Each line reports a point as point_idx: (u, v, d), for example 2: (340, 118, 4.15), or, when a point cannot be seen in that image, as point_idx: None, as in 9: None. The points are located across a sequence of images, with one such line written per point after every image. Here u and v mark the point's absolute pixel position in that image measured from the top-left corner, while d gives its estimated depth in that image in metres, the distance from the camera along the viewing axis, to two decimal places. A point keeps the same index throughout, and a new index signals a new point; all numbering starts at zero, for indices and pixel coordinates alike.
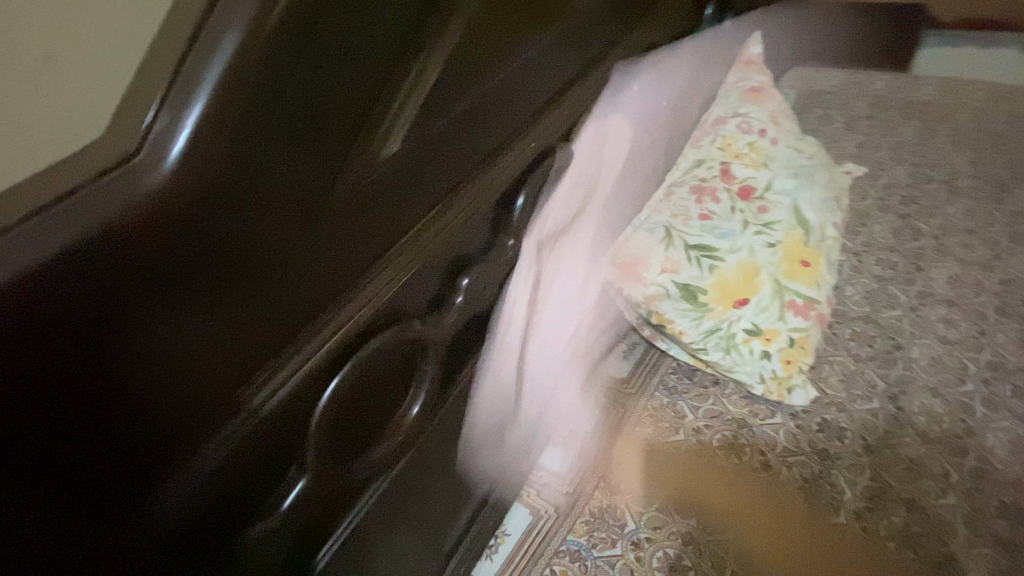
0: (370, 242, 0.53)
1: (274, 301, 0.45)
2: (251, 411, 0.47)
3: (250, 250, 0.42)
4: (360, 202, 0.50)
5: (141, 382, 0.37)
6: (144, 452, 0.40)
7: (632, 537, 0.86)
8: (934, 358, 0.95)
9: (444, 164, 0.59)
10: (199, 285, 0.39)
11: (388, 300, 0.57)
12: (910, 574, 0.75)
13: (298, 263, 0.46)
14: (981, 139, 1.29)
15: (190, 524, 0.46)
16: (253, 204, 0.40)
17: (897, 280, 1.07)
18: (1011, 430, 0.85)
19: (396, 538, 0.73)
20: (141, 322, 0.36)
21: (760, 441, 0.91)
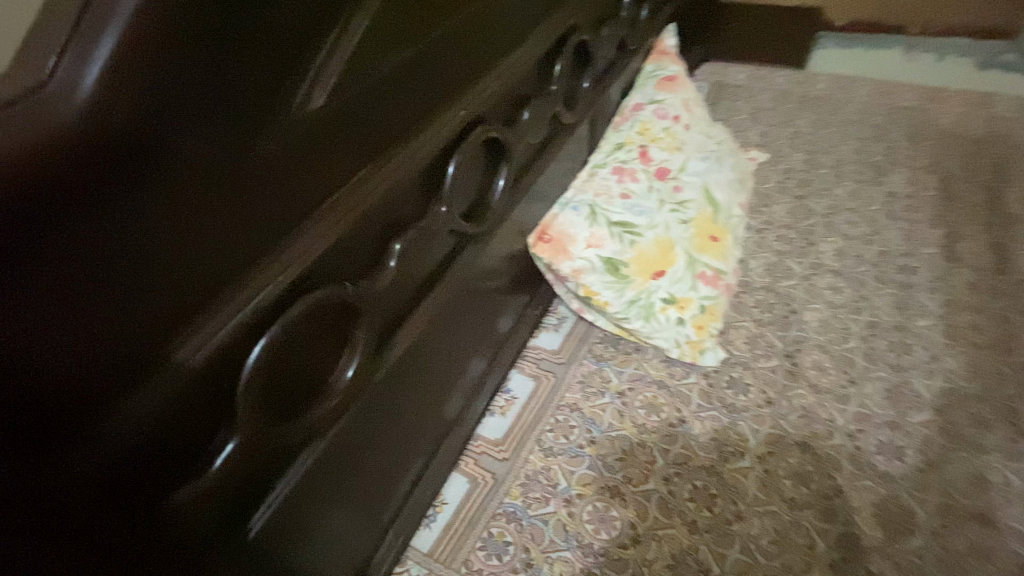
0: (303, 196, 0.52)
1: (201, 249, 0.44)
2: (180, 364, 0.45)
3: (152, 206, 0.39)
4: (281, 162, 0.49)
5: (52, 327, 0.36)
6: (30, 425, 0.36)
7: (564, 495, 0.89)
8: (823, 320, 1.07)
9: (374, 123, 0.58)
10: (94, 240, 0.36)
11: (323, 258, 0.55)
12: (804, 505, 0.85)
13: (225, 212, 0.45)
14: (864, 130, 1.45)
15: (93, 512, 0.42)
16: (156, 154, 0.38)
17: (793, 254, 1.19)
18: (885, 379, 0.98)
19: (332, 507, 0.71)
20: (50, 263, 0.34)
21: (676, 400, 0.99)
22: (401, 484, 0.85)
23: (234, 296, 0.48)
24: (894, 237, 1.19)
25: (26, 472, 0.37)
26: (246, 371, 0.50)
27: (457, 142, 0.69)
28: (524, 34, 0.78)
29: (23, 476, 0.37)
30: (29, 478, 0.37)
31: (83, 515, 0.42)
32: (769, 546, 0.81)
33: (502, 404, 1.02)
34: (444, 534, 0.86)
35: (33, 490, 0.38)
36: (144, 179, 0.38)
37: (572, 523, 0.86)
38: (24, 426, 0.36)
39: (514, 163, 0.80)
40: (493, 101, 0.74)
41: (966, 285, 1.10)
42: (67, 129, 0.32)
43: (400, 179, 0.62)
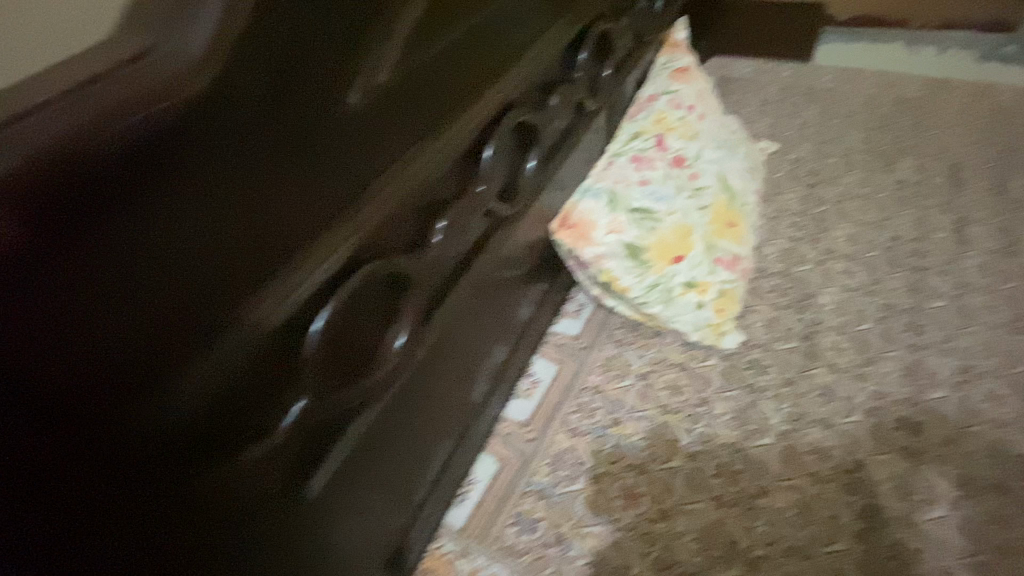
0: (363, 168, 0.53)
1: (274, 213, 0.45)
2: (259, 327, 0.45)
3: (228, 172, 0.40)
4: (333, 142, 0.49)
5: (138, 282, 0.37)
6: (117, 377, 0.38)
7: (591, 473, 0.91)
8: (838, 303, 1.09)
9: (423, 100, 0.59)
10: (160, 211, 0.37)
11: (377, 229, 0.56)
12: (827, 479, 0.87)
13: (296, 179, 0.46)
14: (871, 120, 1.47)
15: (166, 473, 0.43)
16: (220, 126, 0.38)
17: (807, 240, 1.21)
18: (902, 358, 1.00)
19: (370, 485, 0.70)
20: (139, 219, 0.35)
21: (698, 381, 1.01)
22: (433, 464, 0.86)
23: (306, 263, 0.48)
24: (905, 223, 1.22)
25: (81, 443, 0.37)
26: (309, 338, 0.50)
27: (493, 123, 0.71)
28: (553, 20, 0.80)
29: (78, 449, 0.37)
30: (83, 449, 0.37)
31: (162, 470, 0.43)
32: (794, 518, 0.83)
33: (526, 388, 1.04)
34: (475, 511, 0.88)
35: (87, 463, 0.38)
36: (207, 150, 0.38)
37: (600, 500, 0.88)
38: (73, 401, 0.36)
39: (543, 146, 0.81)
40: (526, 85, 0.76)
41: (977, 268, 1.12)
42: (156, 92, 0.33)
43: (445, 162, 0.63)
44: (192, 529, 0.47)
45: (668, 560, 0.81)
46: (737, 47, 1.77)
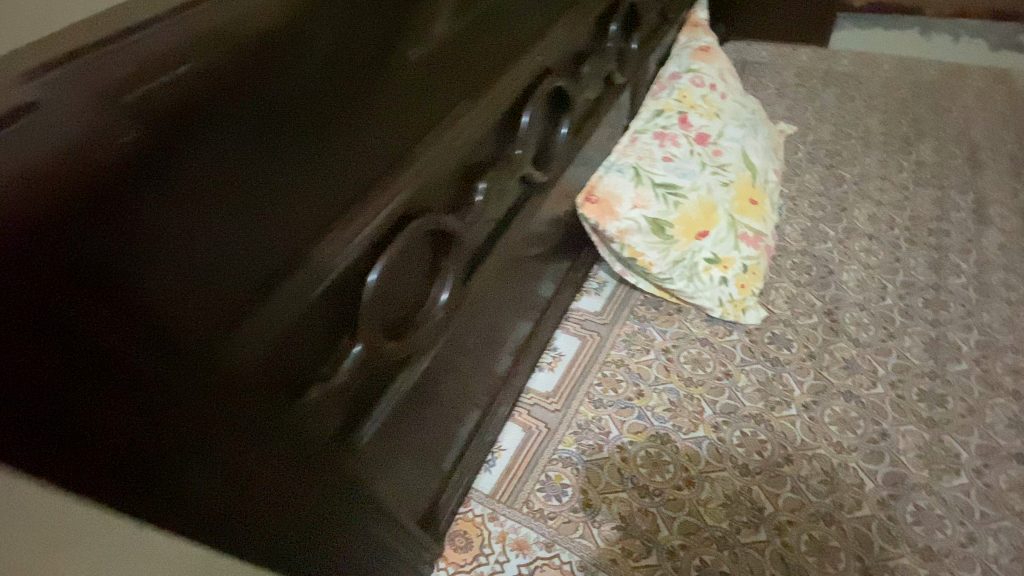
0: (418, 119, 0.53)
1: (338, 153, 0.45)
2: (327, 269, 0.45)
3: (297, 106, 0.40)
4: (390, 91, 0.49)
5: (224, 214, 0.36)
6: (209, 312, 0.37)
7: (617, 442, 0.92)
8: (859, 280, 1.10)
9: (472, 59, 0.59)
10: (240, 139, 0.36)
11: (427, 184, 0.55)
12: (851, 449, 0.88)
13: (358, 121, 0.46)
14: (890, 103, 1.48)
15: (250, 420, 0.42)
16: (278, 59, 0.38)
17: (827, 220, 1.22)
18: (923, 333, 1.01)
19: (407, 446, 0.72)
20: (223, 145, 0.35)
21: (721, 354, 1.01)
22: (460, 433, 0.87)
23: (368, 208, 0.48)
24: (925, 203, 1.23)
25: (181, 385, 0.36)
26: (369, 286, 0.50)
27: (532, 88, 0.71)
28: None
29: (178, 389, 0.36)
30: (182, 391, 0.36)
31: (248, 417, 0.42)
32: (820, 486, 0.84)
33: (550, 360, 1.04)
34: (504, 478, 0.90)
35: (185, 406, 0.37)
36: (272, 87, 0.38)
37: (627, 468, 0.88)
38: (171, 341, 0.35)
39: (575, 115, 0.82)
40: (562, 53, 0.77)
41: (998, 246, 1.13)
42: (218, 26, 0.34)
43: (490, 123, 0.63)
44: (273, 478, 0.46)
45: (695, 525, 0.82)
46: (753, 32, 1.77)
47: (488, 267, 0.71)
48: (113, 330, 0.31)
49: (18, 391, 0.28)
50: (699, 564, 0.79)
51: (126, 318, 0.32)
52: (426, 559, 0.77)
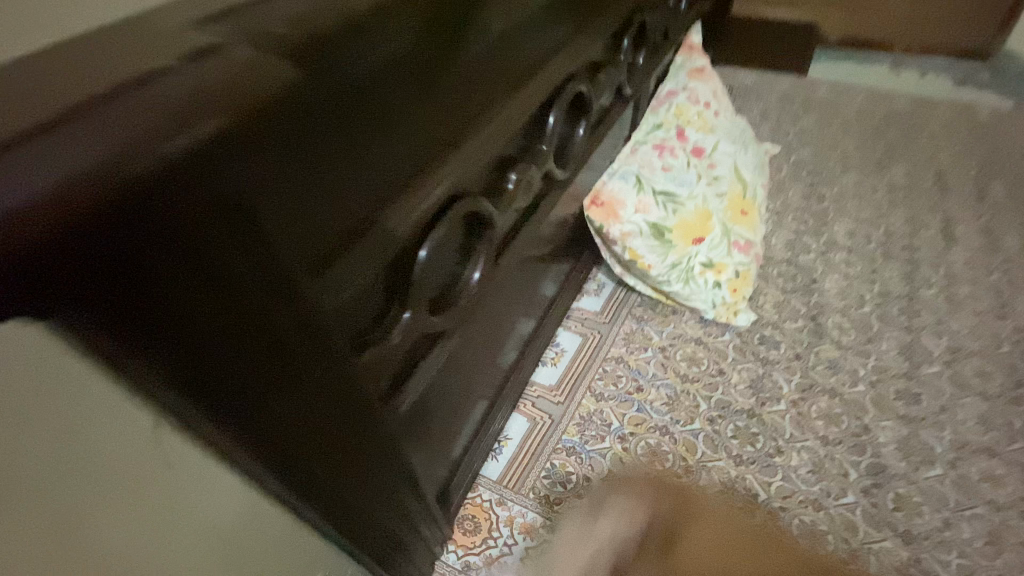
0: (479, 100, 0.55)
1: (426, 120, 0.46)
2: (395, 230, 0.47)
3: (410, 68, 0.41)
4: (467, 71, 0.51)
5: (335, 157, 0.37)
6: (302, 250, 0.37)
7: (618, 433, 0.95)
8: (841, 289, 1.18)
9: (523, 53, 0.62)
10: (366, 89, 0.37)
11: (474, 166, 0.58)
12: (837, 441, 0.94)
13: (444, 92, 0.47)
14: (864, 129, 1.59)
15: (333, 374, 0.42)
16: (414, 19, 0.39)
17: (809, 233, 1.30)
18: (899, 338, 1.09)
19: (431, 426, 0.74)
20: (354, 92, 0.36)
21: (714, 353, 1.07)
22: (470, 421, 0.89)
23: (432, 177, 0.50)
24: (898, 221, 1.32)
25: (285, 324, 0.36)
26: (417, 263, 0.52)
27: (558, 89, 0.76)
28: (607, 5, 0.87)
29: (282, 328, 0.36)
30: (285, 331, 0.36)
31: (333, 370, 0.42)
32: (808, 475, 0.90)
33: (552, 356, 1.08)
34: (509, 465, 0.93)
35: (285, 346, 0.37)
36: (400, 44, 0.39)
37: (628, 457, 0.92)
38: (282, 277, 0.35)
39: (590, 119, 0.87)
40: (583, 60, 0.82)
41: (964, 262, 1.22)
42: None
43: (523, 120, 0.68)
44: (339, 435, 0.46)
45: (694, 510, 0.86)
46: (738, 58, 1.87)
47: (510, 255, 0.74)
48: (239, 254, 0.31)
49: (155, 297, 0.28)
50: (696, 544, 0.83)
51: (251, 244, 0.32)
52: (438, 539, 0.79)
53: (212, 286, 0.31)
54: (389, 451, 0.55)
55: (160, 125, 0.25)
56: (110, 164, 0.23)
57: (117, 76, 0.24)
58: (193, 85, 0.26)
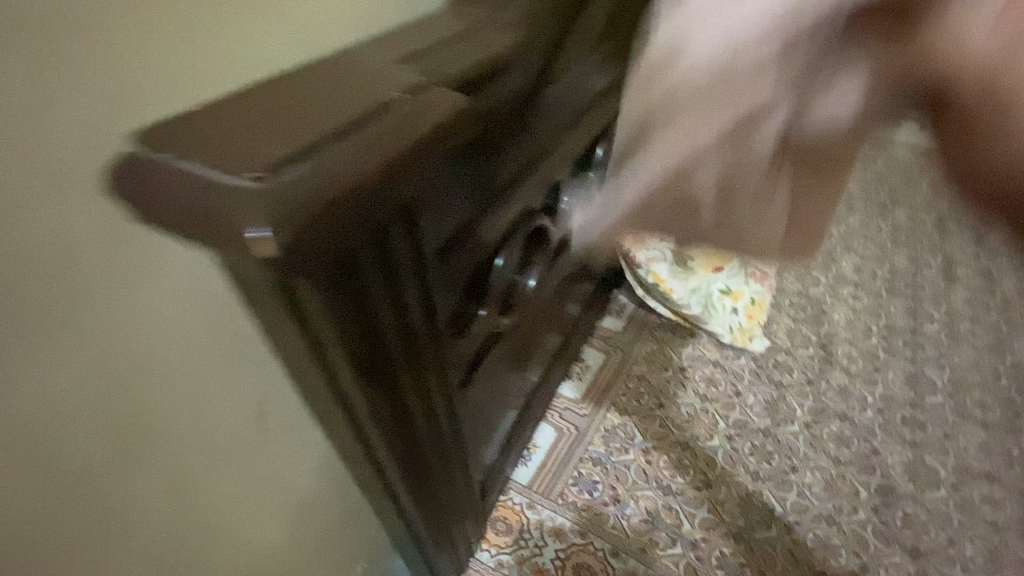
0: (553, 130, 0.62)
1: (518, 145, 0.53)
2: (486, 239, 0.53)
3: (519, 103, 0.48)
4: (549, 103, 0.57)
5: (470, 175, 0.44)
6: (436, 253, 0.44)
7: (642, 446, 1.00)
8: (849, 320, 1.24)
9: (592, 90, 0.68)
10: (499, 121, 0.44)
11: (541, 186, 0.65)
12: (847, 462, 0.99)
13: (533, 121, 0.54)
14: (869, 173, 1.68)
15: (440, 360, 0.48)
16: (528, 61, 0.46)
17: (818, 267, 1.37)
18: (905, 369, 1.15)
19: (482, 427, 0.79)
20: (493, 122, 0.43)
21: (730, 374, 1.13)
22: (502, 426, 0.89)
23: (514, 195, 0.57)
24: (901, 260, 1.40)
25: (424, 313, 0.42)
26: (494, 271, 0.57)
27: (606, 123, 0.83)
28: None
29: (422, 318, 0.42)
30: (424, 321, 0.42)
31: (440, 356, 0.48)
32: (821, 492, 0.96)
33: (578, 370, 1.12)
34: (538, 473, 0.97)
35: (422, 334, 0.43)
36: (518, 82, 0.46)
37: (651, 469, 0.97)
38: (428, 273, 0.41)
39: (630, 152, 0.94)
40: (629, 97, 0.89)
41: (964, 300, 1.30)
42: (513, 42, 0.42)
43: (578, 152, 0.75)
44: (434, 417, 0.51)
45: (715, 521, 0.92)
46: None
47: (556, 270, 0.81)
48: (410, 252, 0.37)
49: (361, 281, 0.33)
50: (719, 554, 0.89)
51: (418, 243, 0.38)
52: (474, 538, 0.83)
53: (393, 276, 0.36)
54: (454, 435, 0.59)
55: (423, 120, 0.31)
56: (398, 146, 0.29)
57: (380, 90, 0.31)
58: (436, 94, 0.32)
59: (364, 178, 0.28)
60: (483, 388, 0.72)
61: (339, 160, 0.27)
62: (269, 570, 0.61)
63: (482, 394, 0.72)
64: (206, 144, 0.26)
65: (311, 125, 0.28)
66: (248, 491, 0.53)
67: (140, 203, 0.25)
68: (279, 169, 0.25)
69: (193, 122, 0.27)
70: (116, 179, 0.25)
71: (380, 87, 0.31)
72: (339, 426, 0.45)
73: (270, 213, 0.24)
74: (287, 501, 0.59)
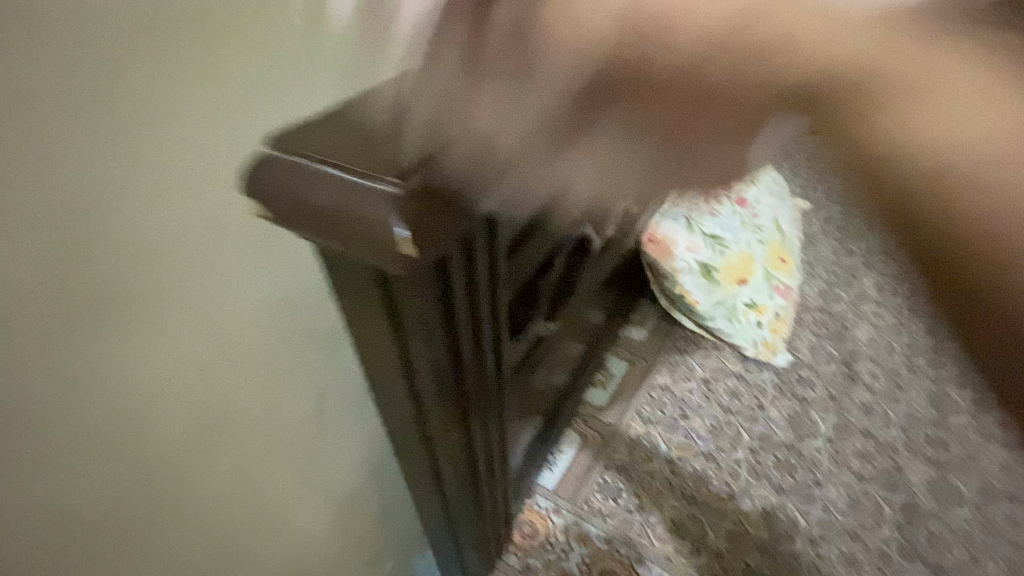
0: None
1: None
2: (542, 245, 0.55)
3: None
4: None
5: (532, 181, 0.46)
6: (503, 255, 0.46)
7: (667, 455, 1.01)
8: (872, 338, 1.25)
9: None
10: None
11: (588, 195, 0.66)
12: (871, 478, 1.00)
13: None
14: None
15: (498, 359, 0.50)
16: None
17: (840, 284, 1.38)
18: (928, 388, 1.16)
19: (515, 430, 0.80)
20: None
21: (754, 388, 1.14)
22: (532, 430, 0.90)
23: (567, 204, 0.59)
24: None
25: (490, 311, 0.44)
26: (546, 277, 0.59)
27: None
28: None
29: (488, 316, 0.44)
30: (489, 319, 0.44)
31: (498, 355, 0.50)
32: (845, 508, 0.96)
33: (602, 378, 1.14)
34: (564, 478, 0.98)
35: (487, 332, 0.45)
36: None
37: (676, 478, 0.98)
38: (500, 273, 0.43)
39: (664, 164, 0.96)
40: None
41: None
42: None
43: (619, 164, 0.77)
44: (486, 415, 0.53)
45: (739, 532, 0.93)
46: None
47: (593, 277, 0.82)
48: (488, 254, 0.39)
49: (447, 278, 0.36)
50: (744, 565, 0.90)
51: (495, 246, 0.40)
52: (503, 540, 0.85)
53: (473, 275, 0.38)
54: (500, 428, 0.61)
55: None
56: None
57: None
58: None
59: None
60: (522, 391, 0.73)
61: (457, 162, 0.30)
62: (312, 562, 0.62)
63: (521, 397, 0.74)
64: (339, 147, 0.29)
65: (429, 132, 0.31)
66: (303, 482, 0.55)
67: (281, 197, 0.29)
68: (409, 174, 0.28)
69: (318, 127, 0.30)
70: (260, 167, 0.29)
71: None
72: (406, 413, 0.47)
73: (393, 205, 0.28)
74: (334, 493, 0.60)
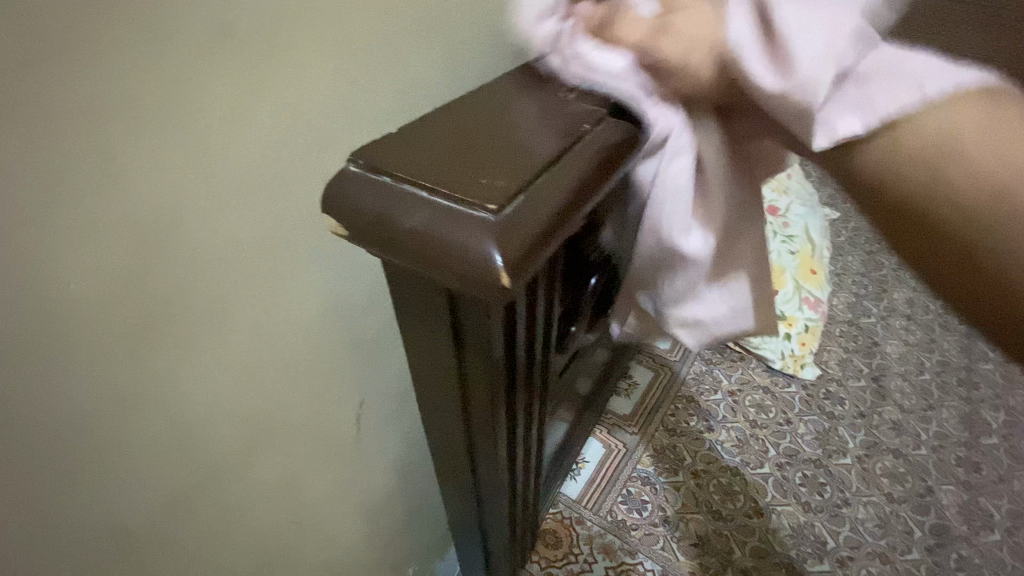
0: None
1: None
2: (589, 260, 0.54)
3: None
4: None
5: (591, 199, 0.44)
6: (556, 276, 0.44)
7: (691, 468, 1.00)
8: (901, 354, 1.23)
9: None
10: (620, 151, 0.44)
11: None
12: (900, 499, 0.98)
13: None
14: None
15: (543, 378, 0.49)
16: None
17: (869, 297, 1.35)
18: (959, 407, 1.13)
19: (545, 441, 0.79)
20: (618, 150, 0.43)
21: (781, 403, 1.11)
22: (559, 440, 0.89)
23: None
24: None
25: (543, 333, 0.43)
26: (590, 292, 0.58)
27: None
28: None
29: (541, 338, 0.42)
30: (542, 340, 0.43)
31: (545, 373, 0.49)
32: (874, 529, 0.94)
33: (625, 387, 1.12)
34: (587, 488, 0.96)
35: (538, 353, 0.43)
36: None
37: (701, 492, 0.97)
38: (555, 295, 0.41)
39: None
40: None
41: None
42: None
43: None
44: (528, 432, 0.52)
45: (765, 549, 0.92)
46: None
47: None
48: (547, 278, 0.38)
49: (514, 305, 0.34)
50: None
51: (554, 269, 0.39)
52: (528, 550, 0.84)
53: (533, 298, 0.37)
54: (537, 438, 0.59)
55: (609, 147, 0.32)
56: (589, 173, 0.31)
57: (569, 126, 0.33)
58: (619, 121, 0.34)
59: (564, 207, 0.29)
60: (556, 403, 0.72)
61: (543, 191, 0.29)
62: (340, 569, 0.61)
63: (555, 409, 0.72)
64: (427, 173, 0.29)
65: (522, 158, 0.30)
66: (337, 492, 0.54)
67: (364, 213, 0.28)
68: (499, 208, 0.27)
69: (400, 153, 0.30)
70: (341, 180, 0.29)
71: (570, 121, 0.33)
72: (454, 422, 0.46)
73: (496, 238, 0.26)
74: (365, 503, 0.59)
